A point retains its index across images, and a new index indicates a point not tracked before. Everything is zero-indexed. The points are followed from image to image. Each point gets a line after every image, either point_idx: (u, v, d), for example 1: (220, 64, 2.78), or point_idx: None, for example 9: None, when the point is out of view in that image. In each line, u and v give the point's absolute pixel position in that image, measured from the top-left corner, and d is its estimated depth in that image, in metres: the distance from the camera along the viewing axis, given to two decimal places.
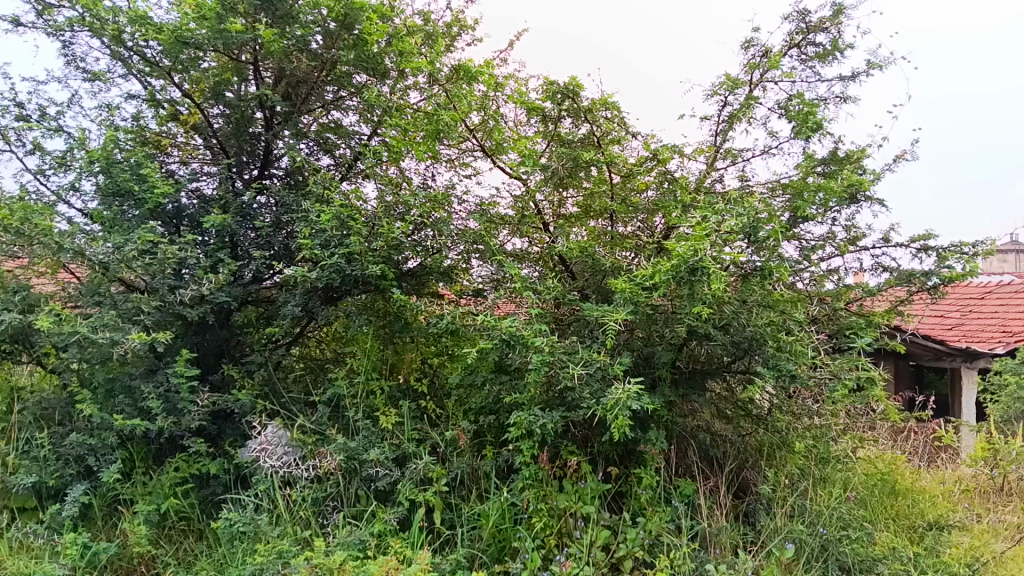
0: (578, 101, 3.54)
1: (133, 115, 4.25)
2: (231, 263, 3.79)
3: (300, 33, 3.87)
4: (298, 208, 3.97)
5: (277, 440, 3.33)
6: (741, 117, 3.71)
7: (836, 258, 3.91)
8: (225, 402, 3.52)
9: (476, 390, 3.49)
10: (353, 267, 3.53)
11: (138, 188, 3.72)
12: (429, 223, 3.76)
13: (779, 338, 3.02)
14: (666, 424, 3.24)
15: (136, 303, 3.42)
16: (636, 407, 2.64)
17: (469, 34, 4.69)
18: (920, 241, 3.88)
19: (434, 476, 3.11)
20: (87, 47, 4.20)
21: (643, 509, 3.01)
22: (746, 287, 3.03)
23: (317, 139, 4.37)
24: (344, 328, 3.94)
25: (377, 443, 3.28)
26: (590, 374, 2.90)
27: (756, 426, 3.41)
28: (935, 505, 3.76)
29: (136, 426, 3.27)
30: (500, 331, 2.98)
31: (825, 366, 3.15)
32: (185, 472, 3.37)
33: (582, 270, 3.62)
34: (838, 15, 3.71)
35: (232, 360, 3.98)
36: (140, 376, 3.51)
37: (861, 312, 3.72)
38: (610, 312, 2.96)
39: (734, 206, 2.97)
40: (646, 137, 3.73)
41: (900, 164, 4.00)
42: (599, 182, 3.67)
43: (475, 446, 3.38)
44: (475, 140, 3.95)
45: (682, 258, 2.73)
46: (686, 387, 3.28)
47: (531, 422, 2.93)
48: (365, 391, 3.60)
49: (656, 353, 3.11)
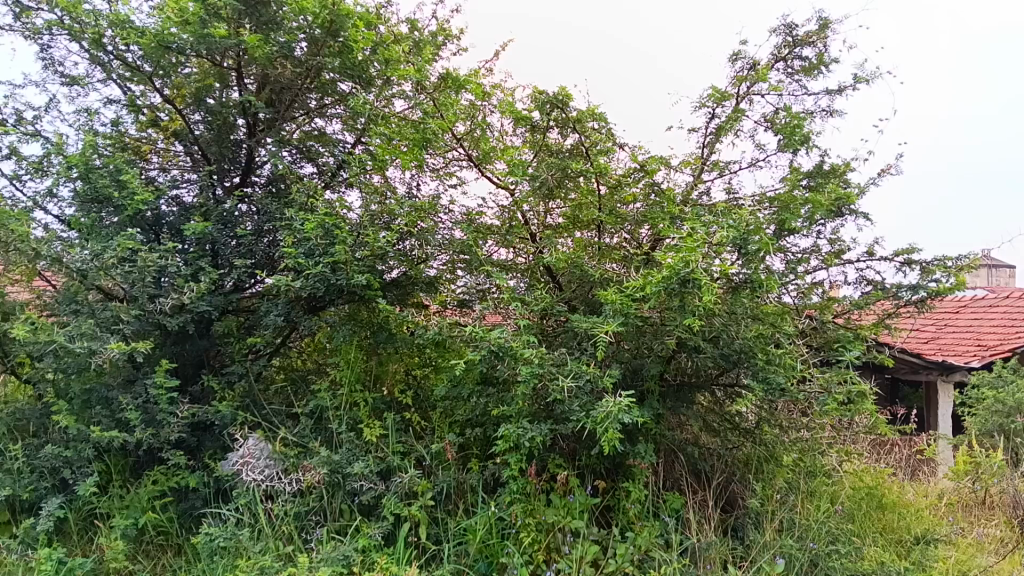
0: (566, 111, 3.50)
1: (112, 120, 4.19)
2: (212, 271, 3.72)
3: (285, 39, 3.83)
4: (281, 217, 3.92)
5: (257, 453, 3.27)
6: (728, 129, 3.70)
7: (821, 271, 3.92)
8: (205, 413, 3.45)
9: (461, 402, 3.42)
10: (338, 276, 3.47)
11: (118, 195, 3.66)
12: (415, 232, 3.74)
13: (768, 351, 3.01)
14: (654, 437, 3.22)
15: (114, 312, 3.34)
16: (627, 420, 2.61)
17: (455, 43, 4.66)
18: (904, 255, 3.89)
19: (420, 490, 3.07)
20: (66, 51, 4.16)
21: (632, 523, 2.98)
22: (735, 299, 3.02)
23: (300, 147, 4.27)
24: (327, 339, 3.88)
25: (361, 457, 3.22)
26: (579, 387, 2.87)
27: (744, 441, 3.40)
28: (921, 519, 3.77)
29: (114, 438, 3.20)
30: (488, 343, 2.94)
31: (815, 380, 3.14)
32: (164, 486, 3.30)
33: (569, 281, 3.60)
34: (825, 29, 3.72)
35: (212, 370, 3.90)
36: (118, 387, 3.42)
37: (848, 325, 3.72)
38: (599, 324, 2.94)
39: (725, 218, 2.95)
40: (633, 149, 3.72)
41: (885, 178, 4.02)
42: (586, 193, 3.64)
43: (461, 460, 3.34)
44: (461, 149, 3.89)
45: (673, 270, 2.70)
46: (674, 400, 3.26)
47: (519, 435, 2.88)
48: (349, 403, 3.55)
49: (645, 365, 3.10)
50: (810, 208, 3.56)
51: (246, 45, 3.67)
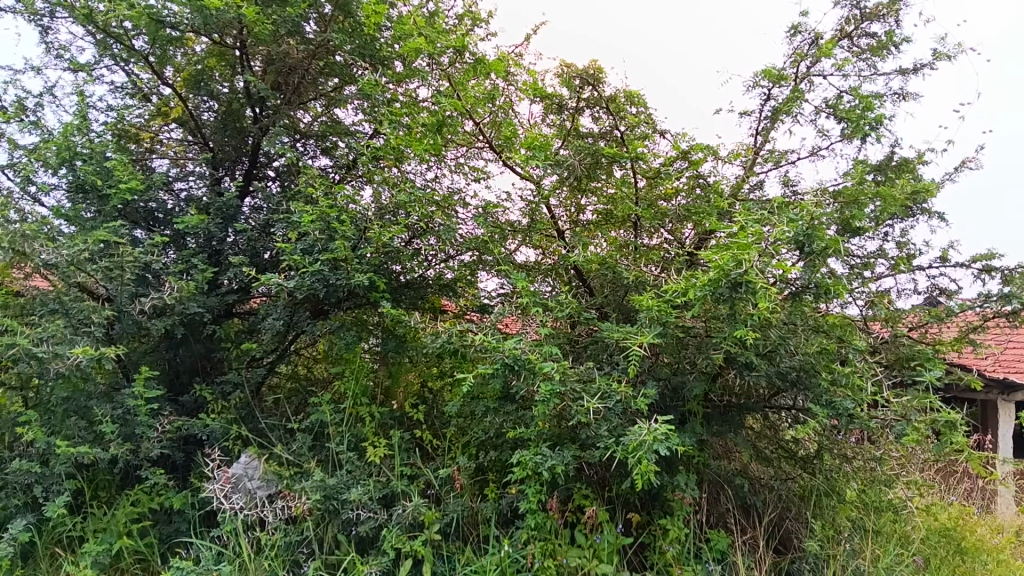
0: (600, 89, 3.15)
1: (114, 107, 3.84)
2: (206, 270, 3.39)
3: (290, 15, 3.47)
4: (284, 210, 3.60)
5: (244, 473, 2.90)
6: (785, 113, 3.24)
7: (888, 277, 3.54)
8: (192, 427, 3.13)
9: (477, 420, 3.00)
10: (338, 276, 3.07)
11: (104, 184, 3.34)
12: (431, 231, 3.30)
13: (833, 369, 2.57)
14: (695, 466, 2.81)
15: (88, 312, 2.98)
16: (665, 451, 2.17)
17: (483, 27, 4.13)
18: (983, 262, 3.46)
19: (426, 521, 2.67)
20: (70, 34, 3.83)
21: (670, 568, 2.55)
22: (796, 308, 2.55)
23: (318, 138, 3.99)
24: (330, 346, 3.51)
25: (361, 481, 2.83)
26: (609, 408, 2.43)
27: (801, 470, 3.04)
28: (1007, 566, 3.23)
29: (84, 454, 2.86)
30: (502, 354, 2.51)
31: (890, 406, 2.62)
32: (144, 507, 2.95)
33: (601, 285, 3.16)
34: (897, 1, 3.27)
35: (207, 379, 3.59)
36: (99, 396, 3.10)
37: (925, 339, 3.23)
38: (633, 334, 2.52)
39: (782, 214, 2.54)
40: (675, 136, 3.29)
41: (962, 172, 3.60)
42: (621, 185, 3.24)
43: (475, 486, 2.93)
44: (484, 138, 3.45)
45: (722, 270, 2.24)
46: (720, 423, 2.84)
47: (537, 463, 2.48)
48: (353, 417, 3.17)
49: (687, 384, 2.66)
50: (879, 204, 3.15)
51: (246, 19, 3.36)
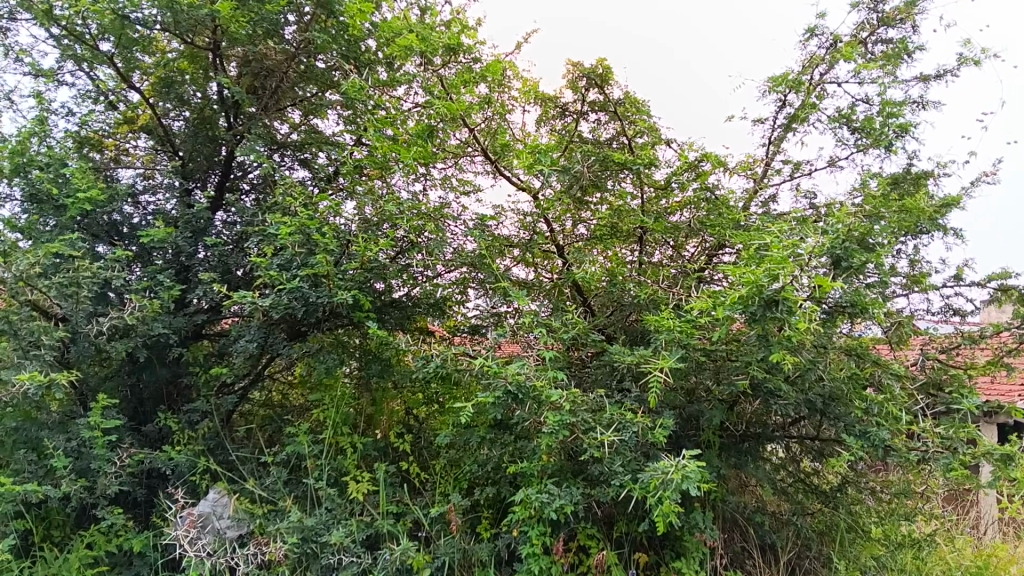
0: (606, 91, 2.98)
1: (76, 112, 3.55)
2: (173, 288, 3.10)
3: (269, 13, 3.22)
4: (260, 223, 3.33)
5: (213, 512, 2.61)
6: (800, 120, 3.04)
7: (901, 297, 3.36)
8: (155, 461, 2.83)
9: (470, 452, 2.73)
10: (319, 294, 2.79)
11: (60, 193, 3.02)
12: (420, 246, 3.04)
13: (866, 397, 2.34)
14: (712, 503, 2.57)
15: (38, 333, 2.68)
16: (693, 491, 1.92)
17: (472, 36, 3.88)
18: (998, 280, 3.28)
19: (415, 566, 2.39)
20: (31, 36, 3.53)
21: None
22: (827, 329, 2.33)
23: (296, 149, 3.76)
24: (308, 371, 3.24)
25: (342, 521, 2.55)
26: (624, 441, 2.19)
27: (821, 504, 2.78)
28: None
29: (32, 493, 2.55)
30: (504, 381, 2.24)
31: (928, 437, 2.39)
32: (100, 550, 2.66)
33: (603, 305, 2.98)
34: (915, 5, 3.10)
35: (173, 407, 3.30)
36: (52, 426, 2.80)
37: (954, 362, 3.02)
38: (648, 359, 2.28)
39: (808, 226, 2.34)
40: (683, 146, 3.07)
41: (982, 185, 3.41)
42: (623, 197, 3.01)
43: (469, 524, 2.66)
44: (479, 148, 3.26)
45: (756, 286, 2.00)
46: (737, 455, 2.60)
47: (543, 502, 2.22)
48: (335, 449, 2.88)
49: (704, 414, 2.43)
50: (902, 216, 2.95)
51: (220, 16, 3.10)
